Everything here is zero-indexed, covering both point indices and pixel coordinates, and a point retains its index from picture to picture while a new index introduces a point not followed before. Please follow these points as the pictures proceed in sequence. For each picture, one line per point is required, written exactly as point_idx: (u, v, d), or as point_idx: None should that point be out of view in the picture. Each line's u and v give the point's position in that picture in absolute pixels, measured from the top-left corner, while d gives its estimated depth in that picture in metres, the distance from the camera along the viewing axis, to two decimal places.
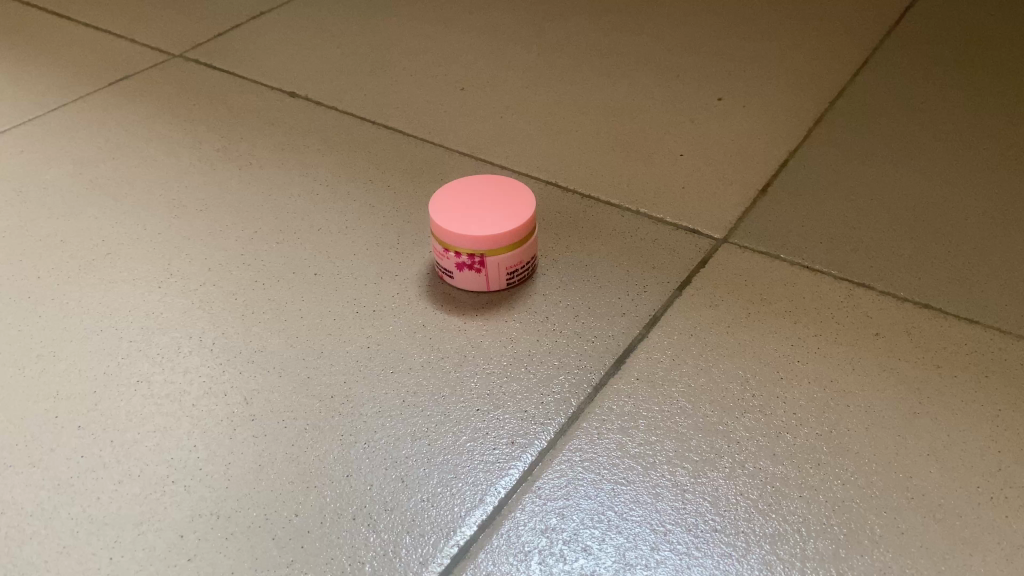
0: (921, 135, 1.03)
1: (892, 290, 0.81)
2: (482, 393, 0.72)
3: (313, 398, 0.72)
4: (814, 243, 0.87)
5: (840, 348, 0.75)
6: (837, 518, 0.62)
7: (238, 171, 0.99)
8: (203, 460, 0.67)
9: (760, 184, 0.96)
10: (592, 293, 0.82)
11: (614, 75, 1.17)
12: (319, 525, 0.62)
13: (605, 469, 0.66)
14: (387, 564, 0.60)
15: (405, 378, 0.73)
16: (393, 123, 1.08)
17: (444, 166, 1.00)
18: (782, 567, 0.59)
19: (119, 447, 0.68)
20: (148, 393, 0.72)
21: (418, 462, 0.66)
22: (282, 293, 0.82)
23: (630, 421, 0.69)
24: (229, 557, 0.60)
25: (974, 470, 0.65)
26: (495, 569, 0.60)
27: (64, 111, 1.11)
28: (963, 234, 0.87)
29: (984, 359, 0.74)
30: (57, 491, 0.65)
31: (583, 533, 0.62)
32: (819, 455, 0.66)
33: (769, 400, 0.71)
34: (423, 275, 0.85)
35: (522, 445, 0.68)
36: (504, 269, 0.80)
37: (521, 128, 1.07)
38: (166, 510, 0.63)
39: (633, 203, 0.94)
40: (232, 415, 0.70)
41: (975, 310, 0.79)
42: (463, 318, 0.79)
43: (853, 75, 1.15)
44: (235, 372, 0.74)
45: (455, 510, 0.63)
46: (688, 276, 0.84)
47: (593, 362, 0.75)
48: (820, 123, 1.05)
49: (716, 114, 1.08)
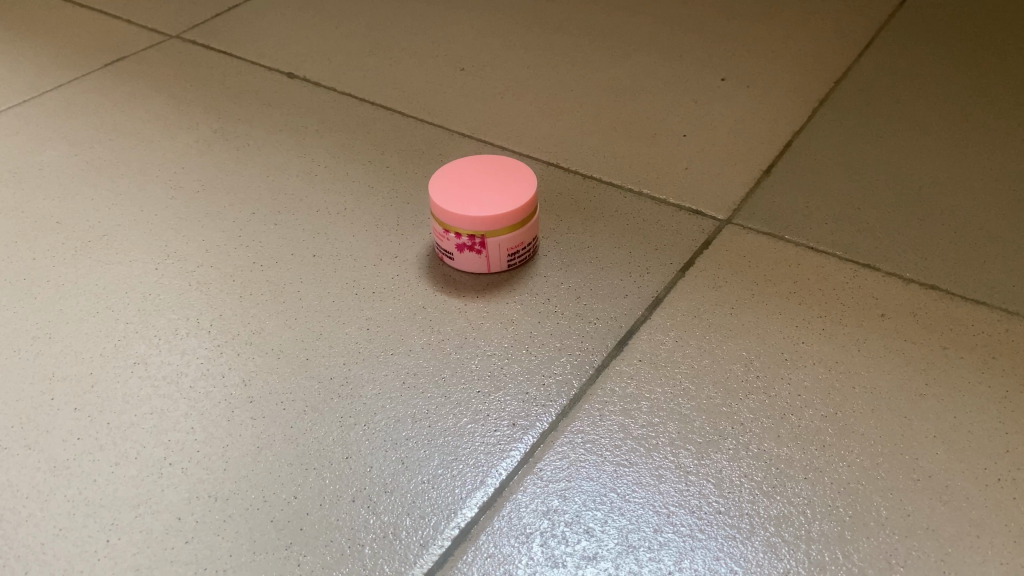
0: (927, 115, 1.01)
1: (898, 271, 0.80)
2: (483, 374, 0.71)
3: (312, 380, 0.71)
4: (819, 224, 0.86)
5: (845, 329, 0.74)
6: (843, 501, 0.61)
7: (236, 152, 0.98)
8: (200, 443, 0.66)
9: (763, 165, 0.94)
10: (594, 274, 0.81)
11: (616, 55, 1.15)
12: (318, 508, 0.62)
13: (607, 451, 0.65)
14: (387, 547, 0.59)
15: (405, 360, 0.72)
16: (392, 104, 1.06)
17: (444, 147, 0.99)
18: (786, 549, 0.58)
19: (116, 429, 0.67)
20: (145, 374, 0.71)
21: (417, 444, 0.66)
22: (280, 275, 0.81)
23: (632, 402, 0.69)
24: (227, 540, 0.60)
25: (981, 451, 0.64)
26: (497, 551, 0.59)
27: (59, 92, 1.10)
28: (970, 215, 0.86)
29: (991, 340, 0.73)
30: (54, 473, 0.64)
31: (585, 515, 0.61)
32: (824, 437, 0.65)
33: (774, 381, 0.70)
34: (423, 256, 0.84)
35: (524, 427, 0.67)
36: (505, 250, 0.79)
37: (522, 109, 1.05)
38: (164, 492, 0.63)
39: (635, 184, 0.93)
40: (230, 397, 0.69)
41: (983, 290, 0.78)
42: (463, 300, 0.78)
43: (858, 56, 1.13)
44: (233, 353, 0.73)
45: (455, 492, 0.62)
46: (691, 257, 0.83)
47: (595, 343, 0.74)
48: (825, 103, 1.04)
49: (719, 94, 1.07)
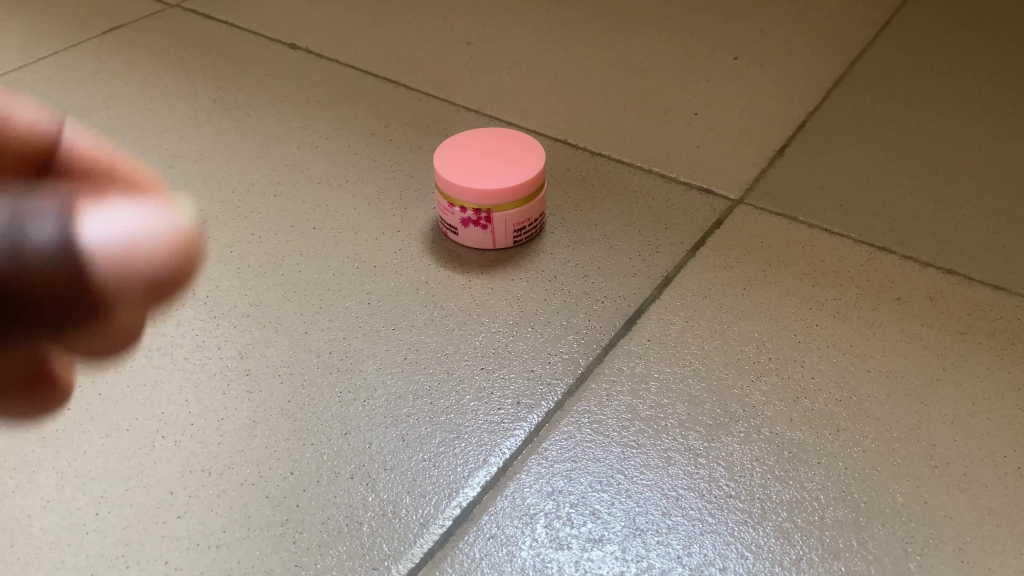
0: (944, 96, 0.98)
1: (914, 255, 0.78)
2: (486, 352, 0.69)
3: (312, 354, 0.69)
4: (834, 205, 0.84)
5: (859, 311, 0.72)
6: (856, 486, 0.59)
7: (236, 122, 0.95)
8: (195, 416, 0.64)
9: (777, 145, 0.92)
10: (602, 252, 0.79)
11: (627, 32, 1.12)
12: (316, 484, 0.59)
13: (615, 432, 0.63)
14: (386, 525, 0.57)
15: (407, 336, 0.70)
16: (397, 76, 1.04)
17: (449, 121, 0.96)
18: (799, 535, 0.56)
19: (108, 400, 0.65)
20: (139, 345, 0.69)
21: (419, 421, 0.64)
22: (279, 247, 0.79)
23: (640, 382, 0.66)
24: (219, 515, 0.58)
25: (1001, 438, 0.62)
26: (500, 532, 0.57)
27: (56, 59, 1.07)
28: (989, 198, 0.84)
29: (1010, 325, 0.70)
30: (42, 444, 0.62)
31: (591, 496, 0.59)
32: (838, 422, 0.63)
33: (786, 364, 0.68)
34: (426, 230, 0.81)
35: (528, 406, 0.65)
36: (511, 226, 0.76)
37: (529, 84, 1.03)
38: (156, 466, 0.61)
39: (644, 161, 0.90)
40: (226, 369, 0.67)
41: (1002, 275, 0.75)
42: (467, 276, 0.76)
43: (875, 36, 1.10)
44: (229, 326, 0.71)
45: (457, 470, 0.60)
46: (702, 237, 0.80)
47: (602, 322, 0.72)
48: (840, 84, 1.01)
49: (731, 72, 1.04)
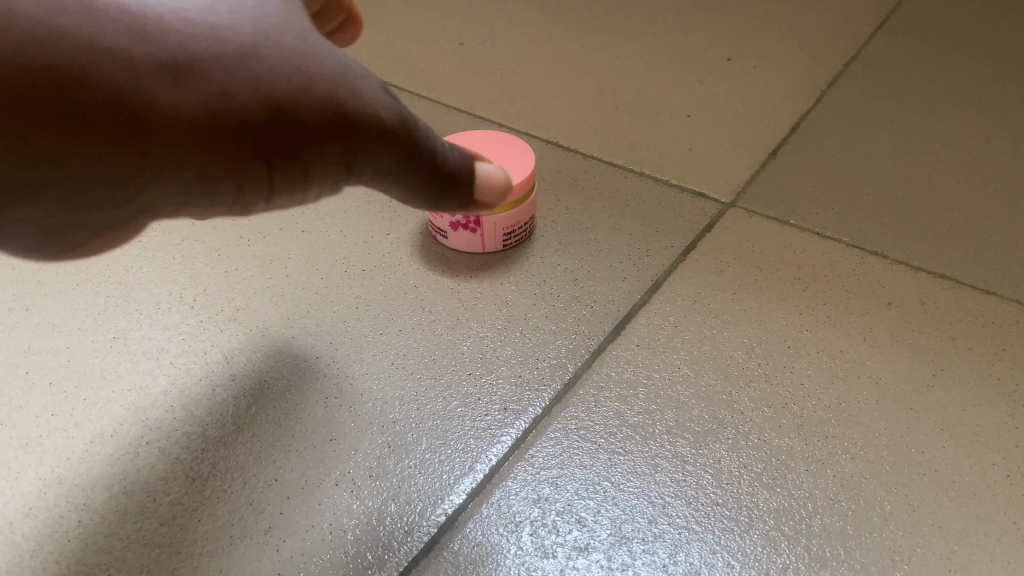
0: (938, 99, 0.98)
1: (906, 259, 0.77)
2: (474, 357, 0.69)
3: (298, 358, 0.68)
4: (826, 209, 0.83)
5: (850, 317, 0.72)
6: (844, 494, 0.59)
7: None
8: (180, 421, 0.64)
9: (769, 148, 0.92)
10: (592, 256, 0.78)
11: (620, 33, 1.12)
12: (300, 491, 0.59)
13: (602, 438, 0.62)
14: (370, 532, 0.57)
15: (395, 340, 0.70)
16: (389, 78, 1.03)
17: (440, 123, 0.96)
18: (786, 543, 0.56)
19: (92, 405, 0.65)
20: (124, 349, 0.69)
21: (405, 427, 0.63)
22: (268, 250, 0.79)
23: (628, 388, 0.66)
24: (202, 522, 0.57)
25: (990, 446, 0.61)
26: (485, 540, 0.56)
27: None
28: (982, 202, 0.83)
29: (1001, 331, 0.70)
30: (25, 449, 0.62)
31: (578, 504, 0.58)
32: (827, 428, 0.63)
33: (775, 369, 0.67)
34: (416, 233, 0.81)
35: (516, 412, 0.64)
36: (501, 229, 0.76)
37: (521, 85, 1.02)
38: (140, 472, 0.60)
39: (636, 164, 0.90)
40: (212, 374, 0.67)
41: (994, 280, 0.75)
42: (456, 280, 0.76)
43: (869, 38, 1.10)
44: (216, 330, 0.71)
45: (443, 477, 0.60)
46: (693, 240, 0.80)
47: (591, 327, 0.71)
48: (834, 86, 1.01)
49: (725, 74, 1.04)
